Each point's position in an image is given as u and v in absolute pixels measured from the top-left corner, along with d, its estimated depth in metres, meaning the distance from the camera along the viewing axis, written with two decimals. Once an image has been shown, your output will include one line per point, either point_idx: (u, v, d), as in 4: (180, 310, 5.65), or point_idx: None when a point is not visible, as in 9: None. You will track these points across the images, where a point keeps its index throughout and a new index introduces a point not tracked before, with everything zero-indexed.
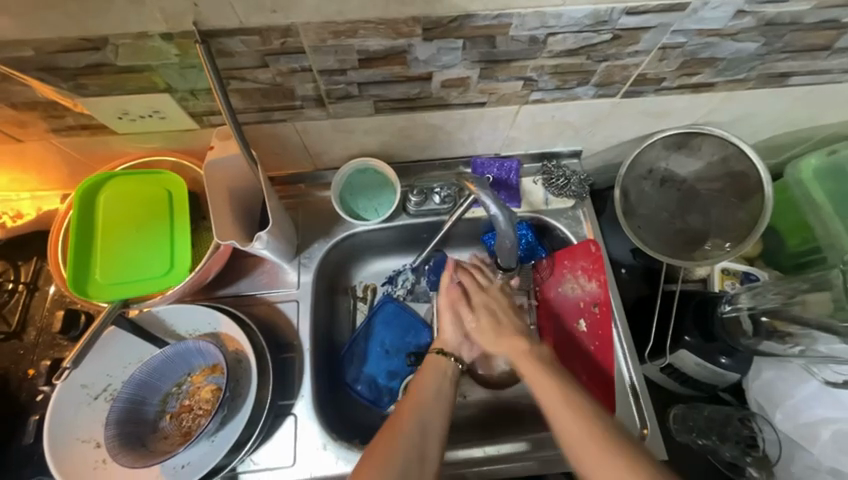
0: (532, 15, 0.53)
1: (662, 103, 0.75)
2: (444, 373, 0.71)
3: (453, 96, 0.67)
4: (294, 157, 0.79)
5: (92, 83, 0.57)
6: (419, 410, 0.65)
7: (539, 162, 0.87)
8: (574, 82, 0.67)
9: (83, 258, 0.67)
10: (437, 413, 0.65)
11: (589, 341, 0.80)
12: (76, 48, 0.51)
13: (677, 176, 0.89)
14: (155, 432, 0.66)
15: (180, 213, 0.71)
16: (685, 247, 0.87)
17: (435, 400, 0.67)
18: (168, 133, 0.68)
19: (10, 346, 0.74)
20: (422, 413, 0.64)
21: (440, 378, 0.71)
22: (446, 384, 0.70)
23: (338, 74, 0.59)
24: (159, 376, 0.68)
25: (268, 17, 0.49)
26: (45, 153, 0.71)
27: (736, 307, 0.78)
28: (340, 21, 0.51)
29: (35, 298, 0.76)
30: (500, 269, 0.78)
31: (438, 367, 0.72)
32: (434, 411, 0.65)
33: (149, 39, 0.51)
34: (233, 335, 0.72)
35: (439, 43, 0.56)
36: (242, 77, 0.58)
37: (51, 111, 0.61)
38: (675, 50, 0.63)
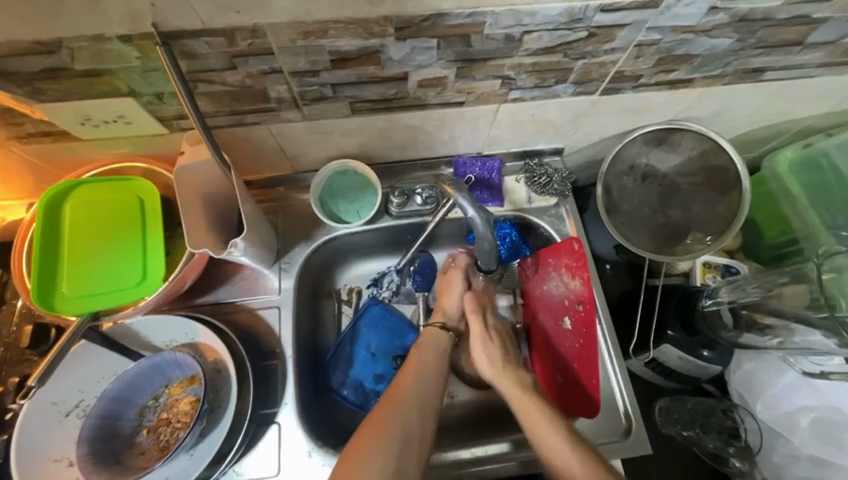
0: (506, 13, 0.52)
1: (641, 100, 0.75)
2: (439, 350, 0.73)
3: (431, 96, 0.66)
4: (271, 160, 0.77)
5: (50, 89, 0.54)
6: (412, 388, 0.65)
7: (521, 160, 0.87)
8: (552, 80, 0.66)
9: (49, 270, 0.64)
10: (430, 393, 0.66)
11: (574, 338, 0.80)
12: (29, 52, 0.48)
13: (658, 172, 0.90)
14: (131, 448, 0.64)
15: (152, 221, 0.68)
16: (668, 242, 0.87)
17: (429, 378, 0.67)
18: (137, 138, 0.66)
19: None
20: (413, 392, 0.65)
21: (434, 355, 0.71)
22: (441, 361, 0.71)
23: (310, 75, 0.58)
24: (134, 389, 0.66)
25: (232, 17, 0.48)
26: (7, 162, 0.68)
27: (717, 300, 0.80)
28: (308, 21, 0.49)
29: (3, 313, 0.73)
30: (480, 271, 0.77)
31: (438, 343, 0.73)
32: (429, 390, 0.66)
33: (107, 42, 0.48)
34: (212, 345, 0.70)
35: (413, 43, 0.55)
36: (210, 80, 0.56)
37: (8, 117, 0.58)
38: (651, 47, 0.63)
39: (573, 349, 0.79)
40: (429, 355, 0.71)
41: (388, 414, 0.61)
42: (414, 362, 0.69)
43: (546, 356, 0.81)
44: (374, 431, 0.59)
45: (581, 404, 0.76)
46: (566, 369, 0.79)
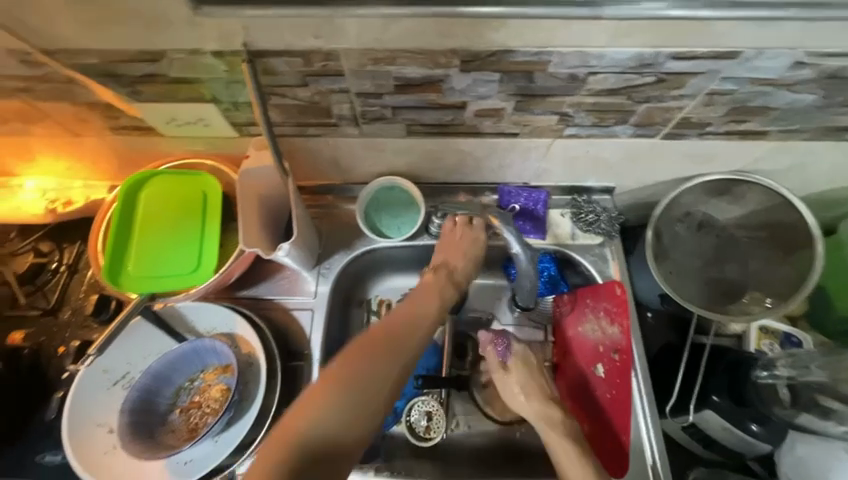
0: (573, 55, 0.52)
1: (705, 147, 0.72)
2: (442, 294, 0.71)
3: (486, 125, 0.67)
4: (325, 169, 0.82)
5: (147, 91, 0.60)
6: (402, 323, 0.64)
7: (568, 194, 0.85)
8: (611, 120, 0.65)
9: (118, 250, 0.71)
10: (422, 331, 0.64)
11: (606, 388, 0.76)
12: (135, 59, 0.54)
13: (716, 222, 0.86)
14: (164, 424, 0.68)
15: (211, 215, 0.74)
16: (721, 298, 0.83)
17: (423, 322, 0.65)
18: (210, 138, 0.71)
19: (46, 323, 0.79)
20: (403, 342, 0.62)
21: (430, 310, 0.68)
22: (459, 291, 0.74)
23: (374, 97, 0.60)
24: (174, 369, 0.70)
25: (312, 41, 0.51)
26: (100, 148, 0.76)
27: (773, 374, 0.74)
28: (380, 49, 0.52)
29: (74, 280, 0.82)
30: (517, 307, 0.84)
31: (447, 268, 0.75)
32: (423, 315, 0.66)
33: (201, 55, 0.53)
34: (249, 338, 0.73)
35: (476, 75, 0.56)
36: (283, 94, 0.60)
37: (108, 112, 0.65)
38: (724, 96, 0.60)
39: (605, 399, 0.75)
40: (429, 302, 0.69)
41: (376, 345, 0.60)
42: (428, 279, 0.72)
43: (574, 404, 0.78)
44: (356, 362, 0.57)
45: (607, 461, 0.73)
46: (594, 422, 0.75)
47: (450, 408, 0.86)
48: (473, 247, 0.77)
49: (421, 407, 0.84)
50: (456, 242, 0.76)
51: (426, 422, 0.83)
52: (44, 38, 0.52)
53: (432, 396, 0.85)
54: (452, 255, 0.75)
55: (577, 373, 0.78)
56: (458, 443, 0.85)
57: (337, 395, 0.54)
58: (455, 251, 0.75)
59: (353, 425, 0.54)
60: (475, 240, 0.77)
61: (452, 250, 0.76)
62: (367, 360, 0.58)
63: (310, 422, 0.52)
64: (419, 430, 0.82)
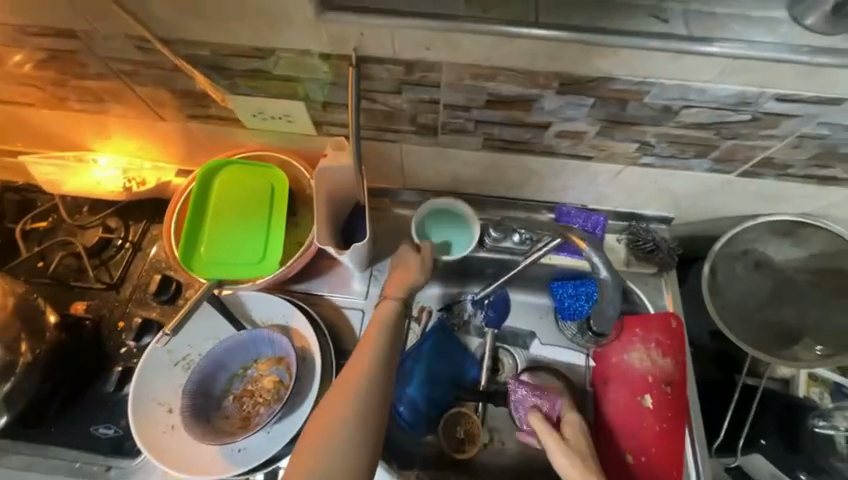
0: (674, 87, 0.53)
1: (780, 188, 0.71)
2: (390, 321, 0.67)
3: (563, 145, 0.67)
4: (387, 173, 0.81)
5: (245, 85, 0.62)
6: (375, 357, 0.62)
7: (625, 221, 0.84)
8: (692, 153, 0.65)
9: (192, 235, 0.73)
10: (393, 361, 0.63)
11: (655, 421, 0.75)
12: (245, 54, 0.57)
13: (773, 262, 0.84)
14: (218, 410, 0.69)
15: (279, 208, 0.76)
16: (775, 342, 0.81)
17: (385, 317, 0.67)
18: (288, 135, 0.73)
19: (107, 297, 0.81)
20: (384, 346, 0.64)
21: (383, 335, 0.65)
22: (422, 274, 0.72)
23: (461, 110, 0.62)
24: (230, 356, 0.71)
25: (421, 53, 0.53)
26: (177, 134, 0.78)
27: (832, 424, 0.72)
28: (484, 65, 0.53)
29: (137, 257, 0.84)
30: (592, 332, 0.80)
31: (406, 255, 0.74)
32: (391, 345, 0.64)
33: (309, 56, 0.56)
34: (302, 331, 0.74)
35: (570, 98, 0.57)
36: (374, 99, 0.62)
37: (200, 101, 0.68)
38: (814, 140, 0.59)
39: (653, 432, 0.75)
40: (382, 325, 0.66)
41: (366, 366, 0.62)
42: (399, 269, 0.73)
43: (618, 434, 0.76)
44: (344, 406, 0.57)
45: None
46: (641, 455, 0.75)
47: (486, 422, 0.86)
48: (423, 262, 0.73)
49: (459, 419, 0.85)
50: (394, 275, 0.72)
51: (462, 434, 0.84)
52: (166, 28, 0.55)
53: (470, 409, 0.86)
54: (404, 265, 0.73)
55: (626, 402, 0.77)
56: (493, 460, 0.84)
57: (335, 442, 0.55)
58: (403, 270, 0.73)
59: (358, 430, 0.57)
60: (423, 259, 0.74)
61: (398, 269, 0.73)
62: (353, 399, 0.58)
63: (322, 451, 0.55)
64: (455, 441, 0.84)
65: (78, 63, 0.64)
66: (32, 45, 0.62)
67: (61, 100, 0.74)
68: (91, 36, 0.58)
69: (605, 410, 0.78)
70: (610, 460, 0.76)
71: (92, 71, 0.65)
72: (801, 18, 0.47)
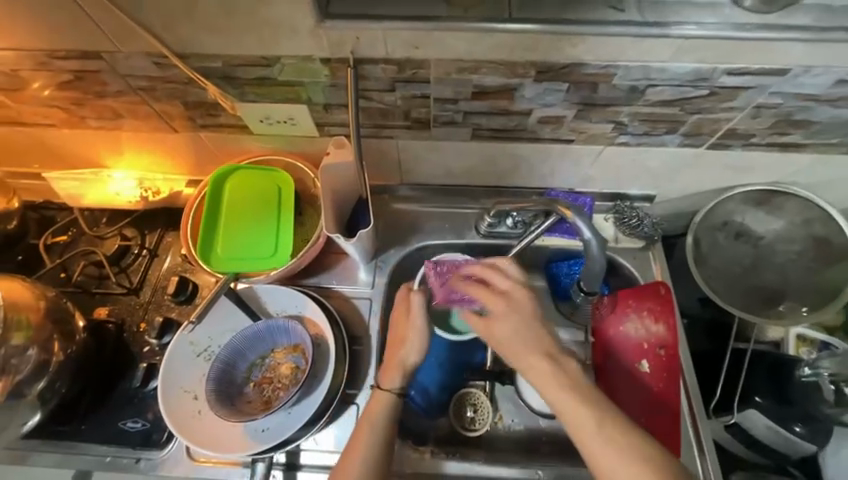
0: (637, 68, 0.59)
1: (747, 158, 0.77)
2: (387, 409, 0.71)
3: (546, 131, 0.74)
4: (385, 170, 0.88)
5: (253, 92, 0.69)
6: (378, 425, 0.70)
7: (611, 201, 0.90)
8: (663, 129, 0.71)
9: (209, 235, 0.79)
10: (382, 454, 0.68)
11: (652, 382, 0.80)
12: (253, 64, 0.63)
13: (754, 232, 0.89)
14: (240, 395, 0.74)
15: (286, 206, 0.81)
16: (760, 306, 0.86)
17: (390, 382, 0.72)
18: (292, 138, 0.79)
19: (128, 301, 0.85)
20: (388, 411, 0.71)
21: (378, 422, 0.70)
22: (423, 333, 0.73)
23: (450, 103, 0.68)
24: (249, 345, 0.76)
25: (410, 51, 0.59)
26: (188, 144, 0.83)
27: (816, 371, 0.78)
28: (468, 60, 0.60)
29: (154, 262, 0.89)
30: (583, 292, 0.78)
31: (406, 303, 0.76)
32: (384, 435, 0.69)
33: (311, 62, 0.62)
34: (316, 320, 0.79)
35: (547, 84, 0.63)
36: (371, 98, 0.68)
37: (211, 110, 0.74)
38: (770, 109, 0.66)
39: (651, 393, 0.79)
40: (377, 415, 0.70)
41: (368, 433, 0.69)
42: (402, 320, 0.75)
43: (623, 393, 0.80)
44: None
45: (669, 445, 0.76)
46: (646, 411, 0.78)
47: (495, 401, 0.90)
48: (417, 336, 0.73)
49: (469, 399, 0.89)
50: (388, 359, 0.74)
51: (472, 413, 0.88)
52: (182, 44, 0.61)
53: (478, 389, 0.90)
54: (400, 343, 0.74)
55: (623, 364, 0.82)
56: (502, 436, 0.88)
57: None
58: (399, 347, 0.74)
59: None
60: (422, 336, 0.73)
61: (399, 343, 0.74)
62: (358, 465, 0.66)
63: None
64: (465, 420, 0.88)
65: (100, 81, 0.70)
66: (57, 67, 0.68)
67: (81, 120, 0.80)
68: (113, 55, 0.64)
69: (605, 376, 0.82)
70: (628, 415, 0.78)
71: (112, 88, 0.71)
72: (741, 1, 0.54)
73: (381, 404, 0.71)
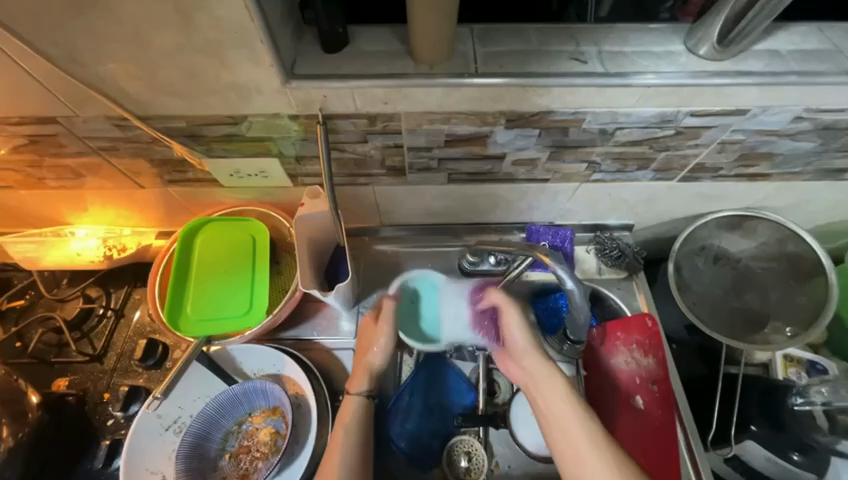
0: (604, 113, 0.61)
1: (718, 188, 0.79)
2: (359, 414, 0.68)
3: (521, 172, 0.74)
4: (364, 213, 0.86)
5: (221, 148, 0.67)
6: (350, 426, 0.66)
7: (591, 232, 0.91)
8: (634, 166, 0.72)
9: (178, 296, 0.75)
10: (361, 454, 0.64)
11: (650, 420, 0.77)
12: (220, 122, 0.62)
13: (730, 255, 0.90)
14: (215, 470, 0.68)
15: (261, 259, 0.78)
16: (747, 328, 0.86)
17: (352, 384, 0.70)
18: (266, 189, 0.77)
19: (90, 368, 0.79)
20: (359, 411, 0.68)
21: (353, 426, 0.67)
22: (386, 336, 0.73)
23: (424, 151, 0.68)
24: (225, 413, 0.71)
25: (380, 107, 0.59)
26: (156, 198, 0.80)
27: (808, 400, 0.77)
28: (438, 112, 0.60)
29: (120, 324, 0.83)
30: (569, 340, 0.80)
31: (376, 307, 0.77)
32: (362, 438, 0.66)
33: (279, 119, 0.61)
34: (295, 378, 0.75)
35: (518, 131, 0.64)
36: (343, 149, 0.67)
37: (178, 167, 0.71)
38: (733, 145, 0.68)
39: (650, 432, 0.76)
40: (348, 422, 0.67)
41: (342, 433, 0.65)
42: (367, 325, 0.75)
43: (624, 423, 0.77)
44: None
45: None
46: (647, 456, 0.75)
47: (489, 446, 0.86)
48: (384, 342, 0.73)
49: (462, 447, 0.84)
50: (360, 361, 0.73)
51: (466, 463, 0.83)
52: (143, 106, 0.59)
53: (471, 434, 0.86)
54: (367, 347, 0.73)
55: (618, 395, 0.79)
56: None
57: None
58: (365, 351, 0.73)
59: None
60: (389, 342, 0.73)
61: (366, 348, 0.73)
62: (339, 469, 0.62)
63: None
64: (459, 472, 0.83)
65: (58, 144, 0.67)
66: (10, 132, 0.65)
67: (40, 180, 0.76)
68: (70, 119, 0.62)
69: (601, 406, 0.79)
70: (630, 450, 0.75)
71: (71, 150, 0.68)
72: (695, 49, 0.57)
73: (350, 408, 0.68)
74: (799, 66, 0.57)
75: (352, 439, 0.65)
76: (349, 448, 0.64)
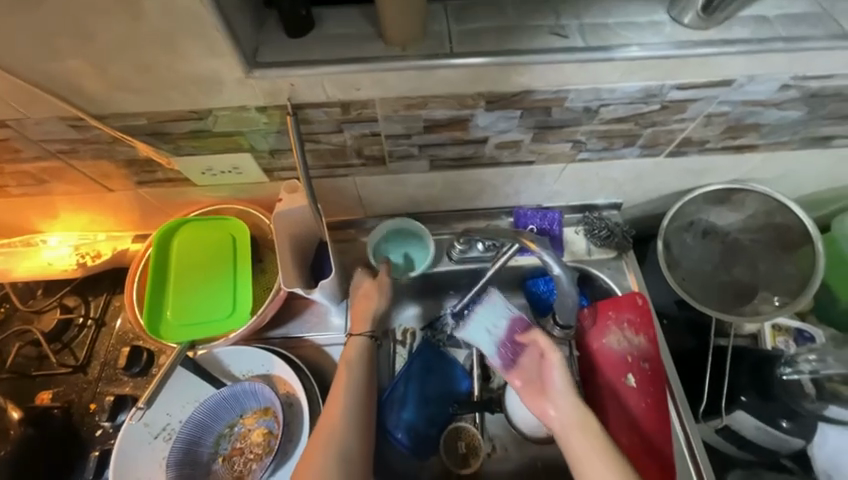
0: (587, 90, 0.58)
1: (705, 162, 0.78)
2: (361, 356, 0.71)
3: (505, 155, 0.71)
4: (347, 206, 0.83)
5: (188, 145, 0.63)
6: (355, 371, 0.68)
7: (579, 212, 0.89)
8: (621, 144, 0.70)
9: (158, 301, 0.73)
10: (364, 398, 0.67)
11: (641, 398, 0.77)
12: (183, 118, 0.58)
13: (719, 229, 0.90)
14: (209, 474, 0.68)
15: (242, 258, 0.76)
16: (735, 300, 0.86)
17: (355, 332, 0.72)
18: (242, 186, 0.74)
19: (75, 379, 0.77)
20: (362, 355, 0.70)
21: (356, 368, 0.69)
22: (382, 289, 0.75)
23: (403, 138, 0.65)
24: (214, 416, 0.70)
25: (352, 93, 0.56)
26: (127, 201, 0.76)
27: (797, 370, 0.77)
28: (414, 96, 0.57)
29: (102, 333, 0.81)
30: (559, 326, 0.80)
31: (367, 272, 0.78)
32: (365, 381, 0.68)
33: (246, 111, 0.58)
34: (285, 377, 0.73)
35: (499, 113, 0.61)
36: (318, 140, 0.64)
37: (146, 167, 0.68)
38: (720, 117, 0.66)
39: (641, 409, 0.77)
40: (352, 364, 0.69)
41: (347, 378, 0.67)
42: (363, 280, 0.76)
43: (613, 400, 0.78)
44: (321, 451, 0.60)
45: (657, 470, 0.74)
46: (636, 433, 0.76)
47: (485, 430, 0.87)
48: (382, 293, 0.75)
49: (465, 434, 0.85)
50: (359, 306, 0.74)
51: (464, 449, 0.84)
52: (98, 104, 0.56)
53: (467, 420, 0.87)
54: (365, 295, 0.75)
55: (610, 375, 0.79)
56: (497, 468, 0.85)
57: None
58: (364, 300, 0.75)
59: (354, 433, 0.63)
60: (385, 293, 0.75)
61: (364, 298, 0.75)
62: (343, 412, 0.64)
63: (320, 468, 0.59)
64: (458, 457, 0.84)
65: (13, 149, 0.63)
66: None
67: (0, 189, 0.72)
68: (22, 121, 0.58)
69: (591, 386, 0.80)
70: (616, 427, 0.77)
71: (29, 155, 0.64)
72: (679, 18, 0.54)
73: (354, 348, 0.71)
74: (786, 31, 0.55)
75: (355, 383, 0.67)
76: (352, 393, 0.66)
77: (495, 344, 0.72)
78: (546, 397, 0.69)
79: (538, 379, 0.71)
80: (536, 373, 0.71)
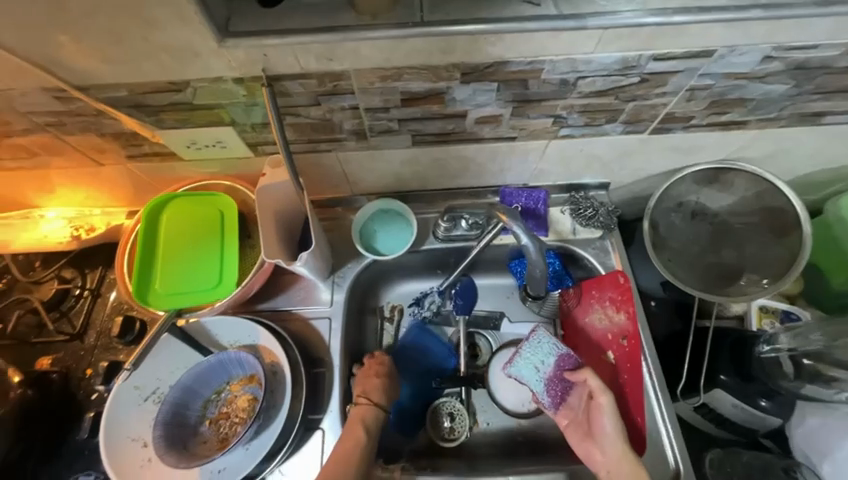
0: (562, 61, 0.58)
1: (691, 139, 0.77)
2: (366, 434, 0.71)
3: (486, 131, 0.71)
4: (333, 183, 0.84)
5: (170, 119, 0.65)
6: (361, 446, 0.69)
7: (566, 192, 0.89)
8: (603, 119, 0.70)
9: (146, 272, 0.75)
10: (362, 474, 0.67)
11: (619, 373, 0.79)
12: (162, 90, 0.59)
13: (708, 210, 0.89)
14: (196, 435, 0.72)
15: (230, 233, 0.78)
16: (720, 282, 0.86)
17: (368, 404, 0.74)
18: (227, 161, 0.75)
19: (72, 347, 0.81)
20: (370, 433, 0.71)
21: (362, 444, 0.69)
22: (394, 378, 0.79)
23: (381, 112, 0.65)
24: (202, 382, 0.73)
25: (326, 64, 0.56)
26: (117, 175, 0.78)
27: (775, 347, 0.79)
28: (388, 67, 0.57)
29: (98, 303, 0.84)
30: (530, 298, 0.85)
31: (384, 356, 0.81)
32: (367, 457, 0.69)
33: (224, 83, 0.59)
34: (272, 348, 0.76)
35: (476, 85, 0.61)
36: (297, 113, 0.65)
37: (132, 140, 0.69)
38: (703, 91, 0.65)
39: (619, 384, 0.78)
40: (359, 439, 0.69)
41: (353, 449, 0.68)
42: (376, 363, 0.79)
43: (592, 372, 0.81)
44: None
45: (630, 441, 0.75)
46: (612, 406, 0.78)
47: (471, 407, 0.88)
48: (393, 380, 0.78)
49: (444, 408, 0.87)
50: (368, 385, 0.76)
51: (449, 423, 0.86)
52: (79, 75, 0.57)
53: (452, 396, 0.88)
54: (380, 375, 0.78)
55: (591, 355, 0.82)
56: (479, 441, 0.87)
57: None
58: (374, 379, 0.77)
59: None
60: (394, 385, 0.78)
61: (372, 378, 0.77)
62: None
63: None
64: (441, 430, 0.86)
65: (3, 121, 0.65)
66: None
67: None
68: (9, 93, 0.60)
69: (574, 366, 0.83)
70: None
71: (18, 127, 0.66)
72: None
73: (364, 425, 0.71)
74: None
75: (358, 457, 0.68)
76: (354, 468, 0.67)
77: (543, 381, 0.77)
78: (594, 438, 0.73)
79: (584, 420, 0.75)
80: (584, 409, 0.75)
